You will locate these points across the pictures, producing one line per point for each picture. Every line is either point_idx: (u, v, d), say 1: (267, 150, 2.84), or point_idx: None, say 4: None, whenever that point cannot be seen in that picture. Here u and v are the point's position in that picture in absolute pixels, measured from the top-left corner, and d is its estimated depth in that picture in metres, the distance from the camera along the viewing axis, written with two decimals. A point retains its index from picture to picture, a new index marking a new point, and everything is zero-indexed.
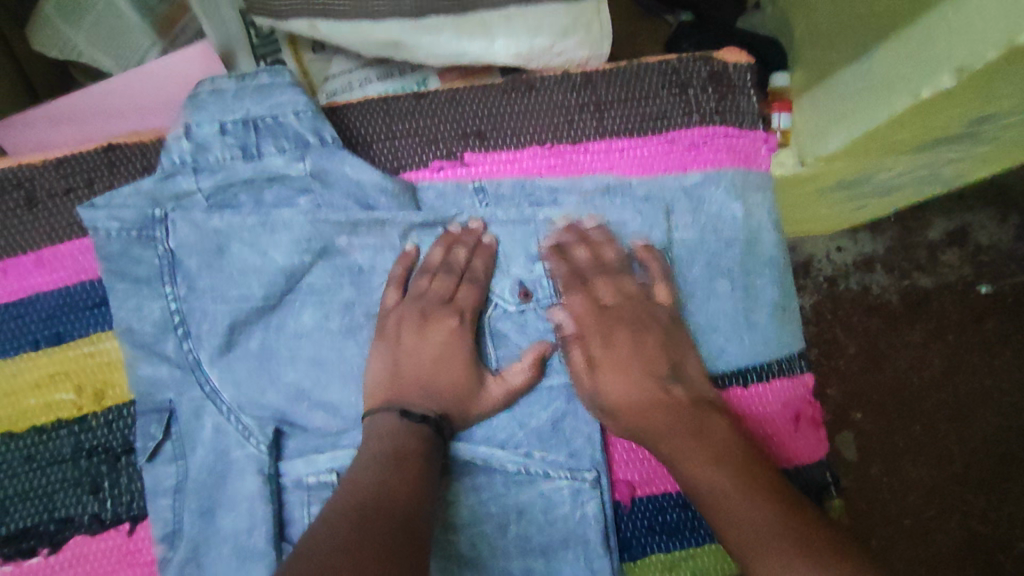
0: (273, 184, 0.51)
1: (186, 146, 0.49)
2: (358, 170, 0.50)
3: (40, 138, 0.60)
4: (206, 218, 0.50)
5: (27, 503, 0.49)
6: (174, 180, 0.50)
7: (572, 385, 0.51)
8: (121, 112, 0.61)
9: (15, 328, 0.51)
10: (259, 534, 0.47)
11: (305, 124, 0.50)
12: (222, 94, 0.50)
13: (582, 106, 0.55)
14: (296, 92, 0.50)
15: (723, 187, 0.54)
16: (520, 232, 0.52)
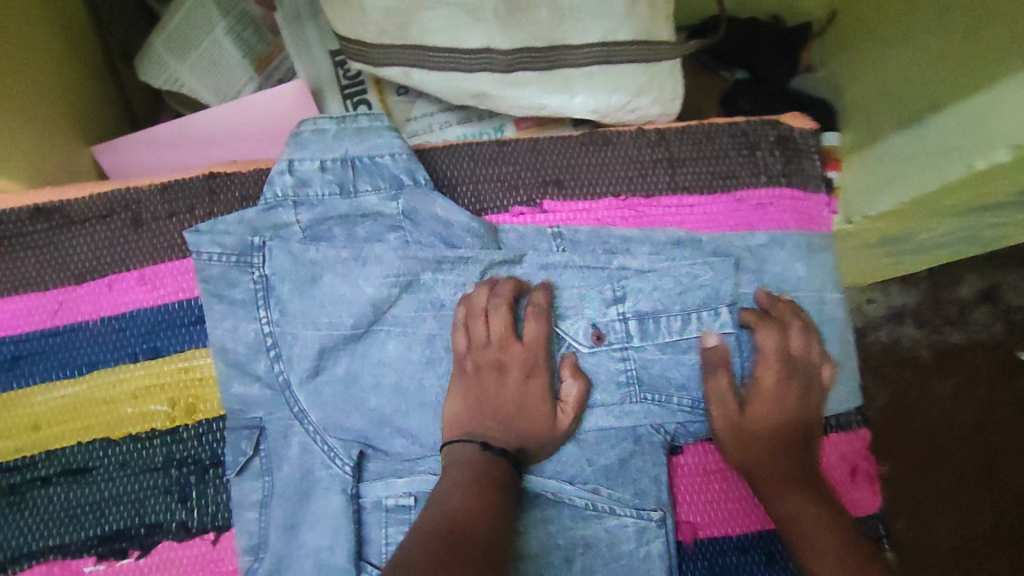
0: (365, 220, 0.54)
1: (289, 181, 0.53)
2: (447, 211, 0.53)
3: (141, 160, 0.64)
4: (303, 249, 0.53)
5: (121, 506, 0.52)
6: (275, 213, 0.53)
7: (636, 429, 0.54)
8: (217, 141, 0.65)
9: (115, 341, 0.54)
10: (340, 551, 0.50)
11: (401, 165, 0.53)
12: (324, 134, 0.53)
13: (657, 162, 0.58)
14: (393, 136, 0.53)
15: (788, 248, 0.58)
16: (590, 277, 0.55)
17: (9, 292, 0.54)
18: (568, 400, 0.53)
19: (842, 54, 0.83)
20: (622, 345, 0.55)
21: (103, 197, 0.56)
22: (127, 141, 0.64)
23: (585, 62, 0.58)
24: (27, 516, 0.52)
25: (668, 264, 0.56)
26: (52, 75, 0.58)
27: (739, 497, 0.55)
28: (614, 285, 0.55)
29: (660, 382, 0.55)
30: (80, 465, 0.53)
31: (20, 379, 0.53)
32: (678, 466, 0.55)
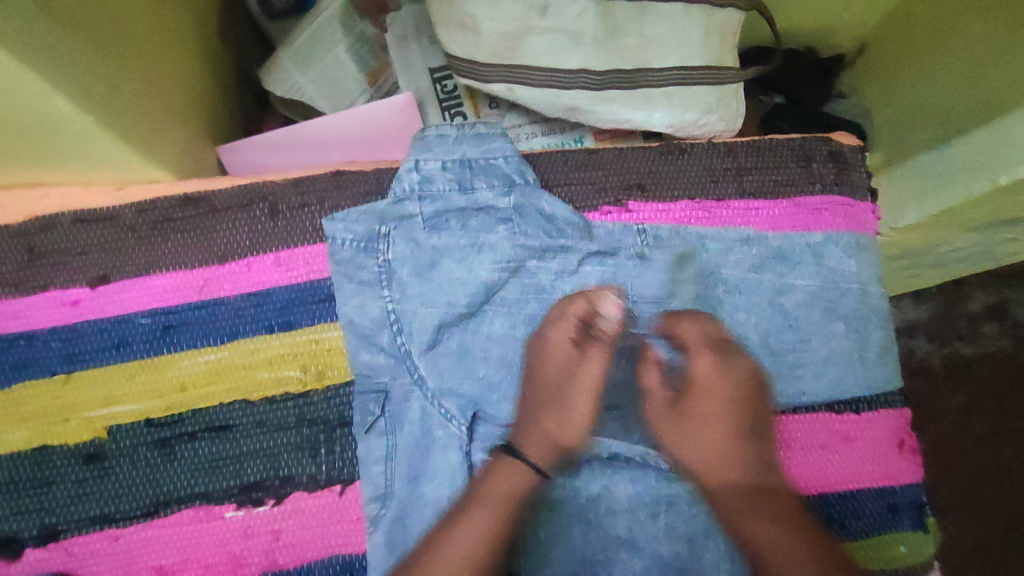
0: (479, 213, 0.61)
1: (414, 178, 0.61)
2: (552, 206, 0.62)
3: (260, 159, 0.71)
4: (425, 236, 0.61)
5: (258, 460, 0.59)
6: (402, 205, 0.61)
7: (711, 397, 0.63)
8: (329, 144, 0.72)
9: (253, 315, 0.61)
10: (460, 499, 0.59)
11: (512, 167, 0.61)
12: (446, 138, 0.61)
13: (726, 170, 0.67)
14: (506, 143, 0.62)
15: (841, 246, 0.67)
16: (635, 286, 0.64)
17: (159, 269, 0.61)
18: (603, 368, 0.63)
19: (871, 87, 0.93)
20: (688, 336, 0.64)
21: (244, 189, 0.63)
22: (248, 143, 0.70)
23: (662, 83, 0.66)
24: (177, 466, 0.58)
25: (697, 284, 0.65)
26: (192, 81, 0.66)
27: (801, 463, 0.64)
28: (664, 293, 0.64)
29: (733, 361, 0.63)
30: (222, 423, 0.59)
31: (169, 346, 0.60)
32: (748, 435, 0.63)
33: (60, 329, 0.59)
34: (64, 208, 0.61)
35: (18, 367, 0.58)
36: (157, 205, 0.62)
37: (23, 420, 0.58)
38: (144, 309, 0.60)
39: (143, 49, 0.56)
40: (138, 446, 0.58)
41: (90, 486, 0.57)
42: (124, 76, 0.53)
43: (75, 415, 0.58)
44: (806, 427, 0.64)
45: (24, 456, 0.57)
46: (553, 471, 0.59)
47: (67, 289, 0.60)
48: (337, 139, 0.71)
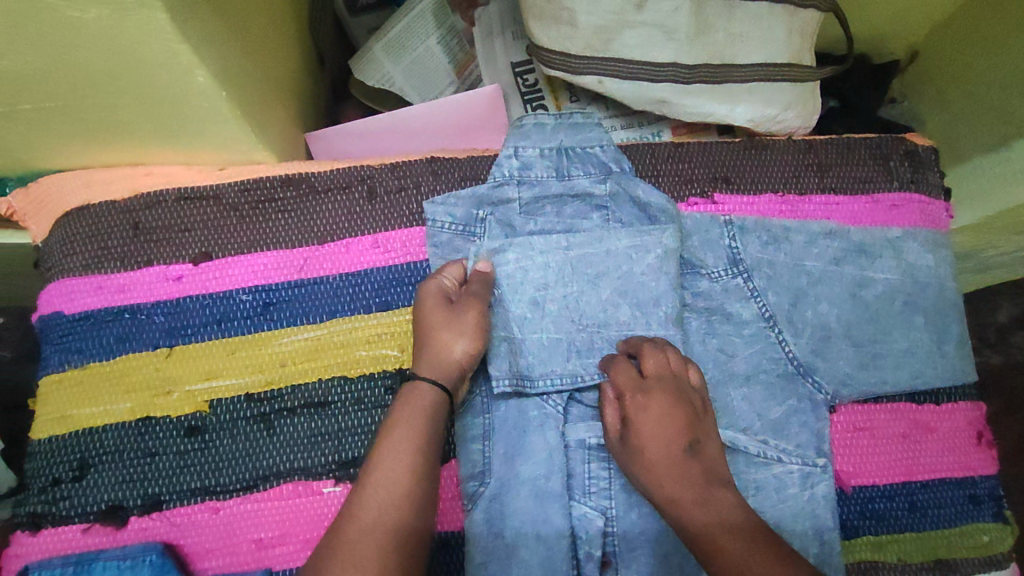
0: (575, 200, 0.65)
1: (514, 164, 0.64)
2: (648, 193, 0.64)
3: (345, 147, 0.72)
4: (523, 221, 0.64)
5: (355, 436, 0.59)
6: (501, 189, 0.64)
7: (573, 371, 0.61)
8: (411, 134, 0.72)
9: (352, 294, 0.62)
10: (554, 480, 0.60)
11: (608, 155, 0.65)
12: (543, 128, 0.66)
13: (807, 166, 0.69)
14: (602, 133, 0.66)
15: (919, 241, 0.69)
16: (568, 281, 0.62)
17: (260, 248, 0.62)
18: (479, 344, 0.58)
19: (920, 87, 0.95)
20: (581, 320, 0.62)
21: (344, 172, 0.65)
22: (333, 133, 0.70)
23: (748, 77, 0.68)
24: (276, 440, 0.59)
25: (632, 261, 0.63)
26: (292, 66, 0.67)
27: (885, 452, 0.64)
28: (591, 279, 0.63)
29: (818, 348, 0.65)
30: (321, 399, 0.60)
31: (270, 322, 0.61)
32: (833, 424, 0.65)
33: (164, 303, 0.60)
34: (168, 187, 0.63)
35: (123, 340, 0.60)
36: (259, 184, 0.63)
37: (130, 391, 0.59)
38: (246, 286, 0.61)
39: (262, 25, 0.58)
40: (238, 421, 0.59)
41: (193, 458, 0.58)
42: (245, 46, 0.54)
43: (178, 388, 0.59)
44: (888, 417, 0.65)
45: (130, 426, 0.58)
46: None
47: (171, 265, 0.61)
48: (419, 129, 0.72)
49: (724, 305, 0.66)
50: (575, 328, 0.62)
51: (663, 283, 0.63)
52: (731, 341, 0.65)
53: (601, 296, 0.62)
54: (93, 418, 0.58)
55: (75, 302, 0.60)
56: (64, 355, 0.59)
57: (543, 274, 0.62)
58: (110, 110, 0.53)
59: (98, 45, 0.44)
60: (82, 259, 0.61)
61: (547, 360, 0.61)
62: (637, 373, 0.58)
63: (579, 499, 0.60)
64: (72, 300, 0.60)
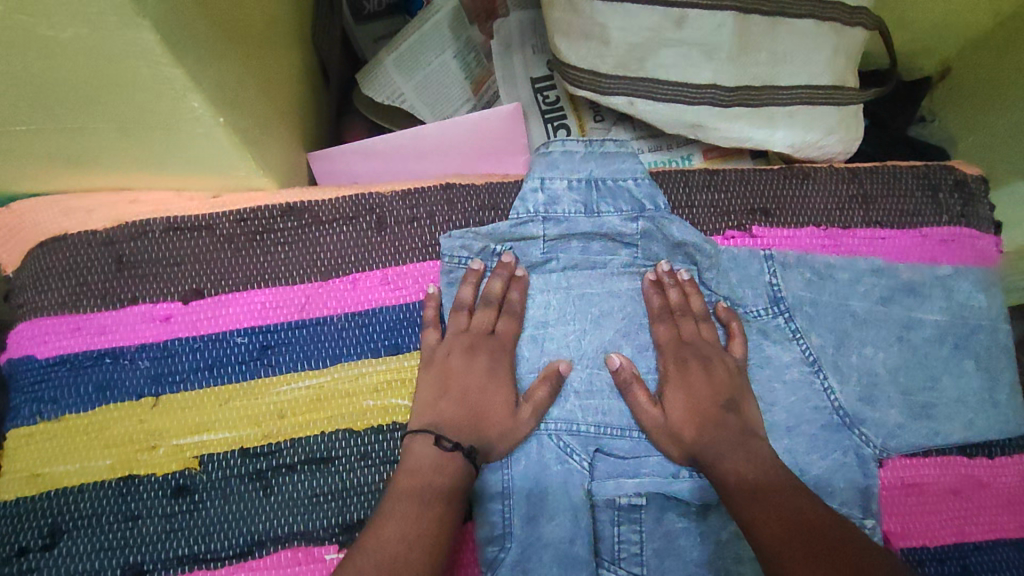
0: (604, 238, 0.60)
1: (540, 198, 0.59)
2: (684, 231, 0.59)
3: (349, 168, 0.66)
4: (545, 258, 0.60)
5: (361, 495, 0.53)
6: (525, 227, 0.59)
7: (570, 415, 0.57)
8: (421, 155, 0.66)
9: (359, 336, 0.57)
10: (581, 544, 0.53)
11: (643, 190, 0.60)
12: (572, 156, 0.60)
13: (852, 197, 0.64)
14: (636, 163, 0.60)
15: (971, 280, 0.64)
16: (569, 320, 0.59)
17: (258, 284, 0.57)
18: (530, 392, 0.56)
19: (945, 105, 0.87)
20: (582, 360, 0.58)
21: (350, 200, 0.59)
22: (339, 153, 0.64)
23: (791, 100, 0.63)
24: (274, 501, 0.53)
25: (637, 302, 0.60)
26: (296, 81, 0.61)
27: (935, 510, 0.59)
28: (593, 319, 0.59)
29: (863, 396, 0.59)
30: (323, 454, 0.54)
31: (267, 368, 0.55)
32: (881, 479, 0.59)
33: (150, 347, 0.54)
34: (155, 216, 0.57)
35: (102, 388, 0.53)
36: (256, 215, 0.57)
37: (109, 446, 0.52)
38: (241, 327, 0.56)
39: (267, 33, 0.52)
40: (231, 479, 0.53)
41: (179, 522, 0.52)
42: (244, 55, 0.48)
43: (163, 442, 0.53)
44: (939, 472, 0.60)
45: (109, 486, 0.52)
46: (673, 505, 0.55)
47: (157, 305, 0.55)
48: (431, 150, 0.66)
49: (761, 348, 0.61)
50: (573, 369, 0.58)
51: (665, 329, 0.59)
52: (771, 388, 0.60)
53: (603, 337, 0.59)
54: (67, 477, 0.52)
55: (48, 346, 0.54)
56: (35, 406, 0.53)
57: (543, 312, 0.59)
58: (92, 135, 0.46)
59: (79, 70, 0.38)
60: (58, 296, 0.55)
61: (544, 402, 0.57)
62: (679, 334, 0.59)
63: (608, 566, 0.54)
64: (45, 343, 0.54)
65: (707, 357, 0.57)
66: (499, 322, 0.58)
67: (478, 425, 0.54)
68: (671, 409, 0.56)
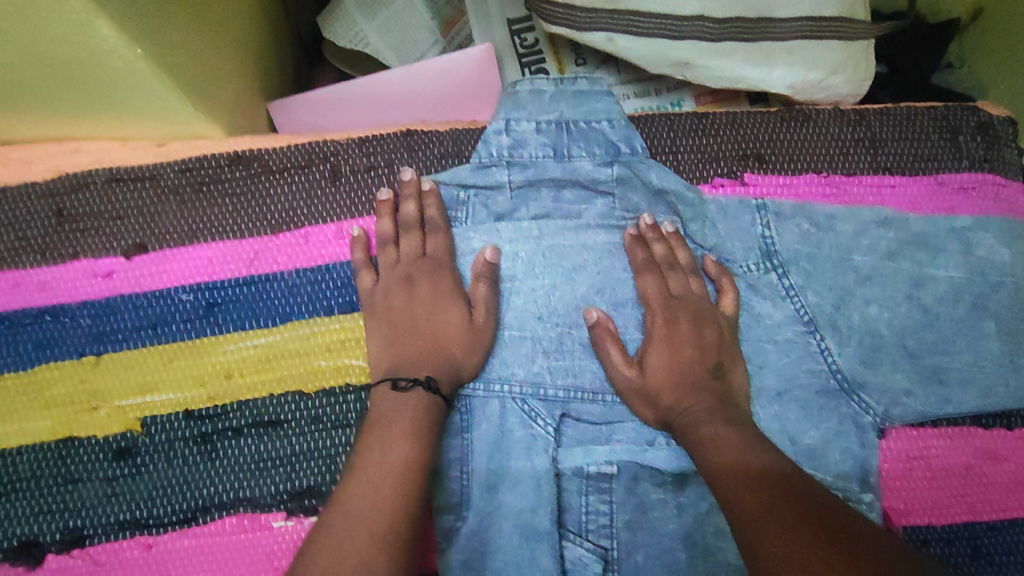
0: (577, 185, 0.55)
1: (505, 141, 0.55)
2: (663, 177, 0.55)
3: (311, 118, 0.62)
4: (512, 207, 0.55)
5: (311, 461, 0.50)
6: (489, 171, 0.54)
7: (538, 376, 0.52)
8: (387, 104, 0.62)
9: (310, 293, 0.53)
10: (543, 514, 0.49)
11: (619, 132, 0.55)
12: (541, 95, 0.55)
13: (858, 141, 0.58)
14: (612, 103, 0.55)
15: (992, 231, 0.56)
16: (539, 272, 0.54)
17: (205, 239, 0.53)
18: (478, 300, 0.52)
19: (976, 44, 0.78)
20: (551, 317, 0.53)
21: (302, 148, 0.55)
22: (299, 101, 0.60)
23: (790, 33, 0.56)
24: (219, 466, 0.50)
25: (615, 255, 0.55)
26: (244, 24, 0.57)
27: (943, 487, 0.53)
28: (566, 273, 0.54)
29: (864, 361, 0.54)
30: (271, 417, 0.51)
31: (213, 327, 0.52)
32: (885, 451, 0.53)
33: (91, 304, 0.52)
34: (98, 166, 0.54)
35: (41, 347, 0.51)
36: (202, 164, 0.54)
37: (49, 407, 0.50)
38: (187, 283, 0.52)
39: None
40: (174, 442, 0.50)
41: (120, 486, 0.49)
42: None
43: (106, 404, 0.50)
44: (949, 444, 0.54)
45: (50, 448, 0.50)
46: (646, 475, 0.51)
47: (99, 260, 0.53)
48: (396, 98, 0.61)
49: (750, 303, 0.55)
50: (540, 326, 0.53)
51: (648, 282, 0.53)
52: (761, 348, 0.54)
53: (576, 293, 0.54)
54: (6, 439, 0.50)
55: None
56: None
57: (510, 265, 0.54)
58: (6, 73, 0.43)
59: None
60: None
61: (510, 361, 0.52)
62: (667, 287, 0.53)
63: (573, 538, 0.50)
64: None
65: (693, 313, 0.52)
66: (428, 243, 0.53)
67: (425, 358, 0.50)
68: (651, 372, 0.50)
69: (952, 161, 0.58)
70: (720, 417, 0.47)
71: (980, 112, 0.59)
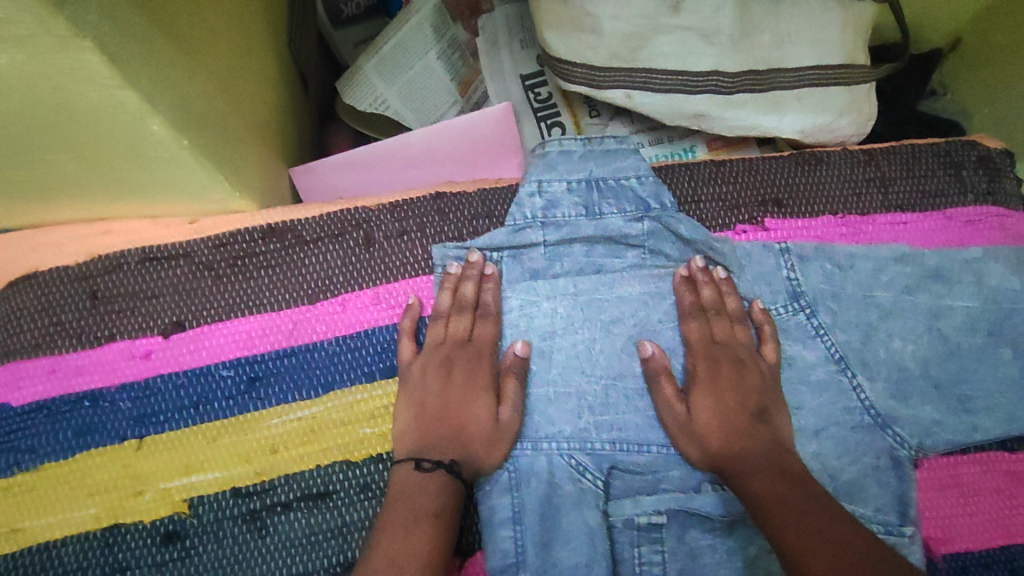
0: (608, 241, 0.56)
1: (538, 202, 0.56)
2: (694, 228, 0.56)
3: (337, 182, 0.62)
4: (546, 265, 0.56)
5: (361, 532, 0.50)
6: (524, 233, 0.55)
7: (584, 431, 0.53)
8: (411, 165, 0.63)
9: (351, 360, 0.53)
10: (599, 567, 0.50)
11: (647, 188, 0.56)
12: (570, 155, 0.57)
13: (869, 181, 0.61)
14: (638, 160, 0.57)
15: (1002, 261, 0.58)
16: (578, 329, 0.55)
17: (242, 314, 0.53)
18: (506, 395, 0.52)
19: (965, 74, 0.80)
20: (593, 371, 0.54)
21: (334, 218, 0.55)
22: (324, 165, 0.61)
23: (798, 82, 0.59)
24: (270, 543, 0.49)
25: (651, 307, 0.56)
26: (270, 95, 0.58)
27: (977, 510, 0.54)
28: (605, 326, 0.55)
29: (895, 395, 0.55)
30: (319, 489, 0.50)
31: (255, 402, 0.52)
32: (920, 479, 0.55)
33: (130, 386, 0.51)
34: (129, 247, 0.53)
35: (82, 434, 0.50)
36: (235, 239, 0.54)
37: (92, 495, 0.49)
38: (226, 359, 0.52)
39: (232, 42, 0.49)
40: (223, 522, 0.50)
41: (170, 571, 0.49)
42: (206, 70, 0.44)
43: (150, 487, 0.50)
44: (982, 469, 0.55)
45: (95, 537, 0.49)
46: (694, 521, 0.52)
47: (137, 340, 0.52)
48: (420, 158, 0.62)
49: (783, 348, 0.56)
50: (585, 382, 0.54)
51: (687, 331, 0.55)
52: (795, 390, 0.56)
53: (615, 345, 0.54)
54: (48, 531, 0.49)
55: (22, 392, 0.51)
56: (11, 457, 0.50)
57: (549, 321, 0.55)
58: (48, 166, 0.43)
59: (14, 94, 0.35)
60: (29, 337, 0.52)
61: (555, 418, 0.53)
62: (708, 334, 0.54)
63: None
64: (20, 389, 0.51)
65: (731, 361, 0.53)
66: (476, 328, 0.54)
67: (473, 450, 0.50)
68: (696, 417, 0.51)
69: (958, 193, 0.61)
70: (774, 473, 0.47)
71: (979, 147, 0.63)
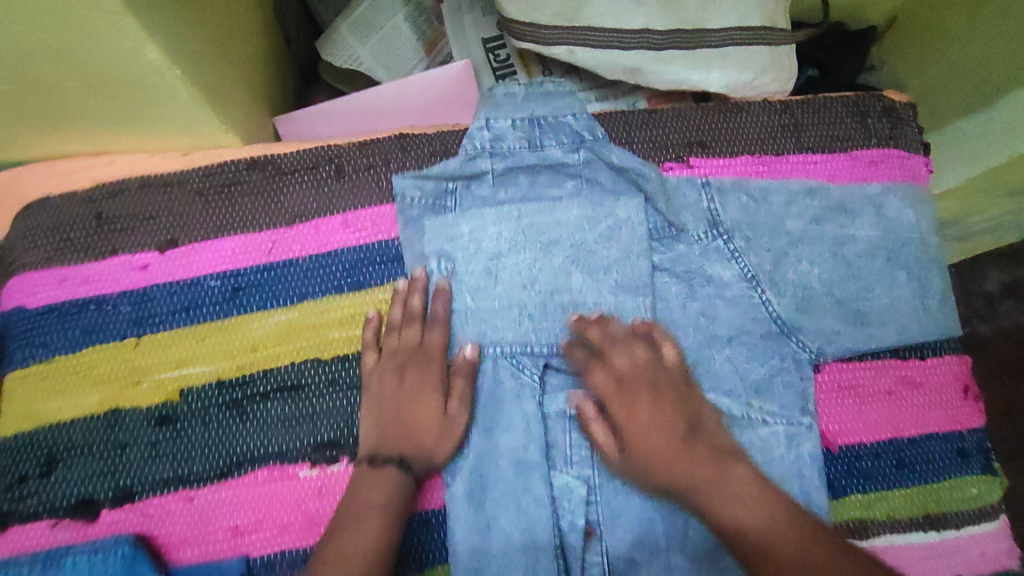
0: (549, 169, 0.64)
1: (486, 136, 0.64)
2: (624, 157, 0.64)
3: (313, 127, 0.70)
4: (494, 193, 0.64)
5: (329, 419, 0.58)
6: (474, 162, 0.63)
7: (525, 336, 0.60)
8: (381, 114, 0.71)
9: (322, 274, 0.61)
10: (535, 448, 0.58)
11: (582, 124, 0.65)
12: (514, 97, 0.66)
13: (783, 127, 0.69)
14: (573, 102, 0.66)
15: (900, 197, 0.66)
16: (521, 248, 0.62)
17: (226, 233, 0.61)
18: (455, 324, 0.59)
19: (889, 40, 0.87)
20: (534, 285, 0.62)
21: (310, 153, 0.64)
22: (304, 114, 0.69)
23: (722, 41, 0.67)
24: (249, 426, 0.57)
25: (586, 229, 0.63)
26: (255, 48, 0.66)
27: (870, 410, 0.63)
28: (545, 246, 0.62)
29: (798, 309, 0.63)
30: (293, 382, 0.58)
31: (239, 307, 0.60)
32: (820, 382, 0.63)
33: (130, 293, 0.59)
34: (131, 175, 0.62)
35: (88, 332, 0.58)
36: (223, 168, 0.62)
37: (97, 383, 0.57)
38: (214, 270, 0.60)
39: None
40: (210, 408, 0.57)
41: (163, 447, 0.56)
42: (197, 17, 0.52)
43: (147, 377, 0.58)
44: (877, 375, 0.64)
45: (99, 419, 0.56)
46: None
47: (136, 254, 0.60)
48: (388, 108, 0.70)
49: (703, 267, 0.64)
50: (526, 294, 0.61)
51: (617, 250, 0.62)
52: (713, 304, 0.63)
53: (553, 263, 0.62)
54: (60, 413, 0.56)
55: (37, 296, 0.59)
56: (29, 351, 0.58)
57: (495, 243, 0.62)
58: (65, 95, 0.51)
59: (37, 25, 0.43)
60: (43, 251, 0.60)
61: (499, 325, 0.61)
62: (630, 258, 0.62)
63: (561, 468, 0.59)
64: (35, 294, 0.59)
65: None
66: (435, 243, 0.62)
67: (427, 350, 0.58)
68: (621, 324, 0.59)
69: (864, 139, 0.69)
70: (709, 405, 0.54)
71: (886, 99, 0.70)
